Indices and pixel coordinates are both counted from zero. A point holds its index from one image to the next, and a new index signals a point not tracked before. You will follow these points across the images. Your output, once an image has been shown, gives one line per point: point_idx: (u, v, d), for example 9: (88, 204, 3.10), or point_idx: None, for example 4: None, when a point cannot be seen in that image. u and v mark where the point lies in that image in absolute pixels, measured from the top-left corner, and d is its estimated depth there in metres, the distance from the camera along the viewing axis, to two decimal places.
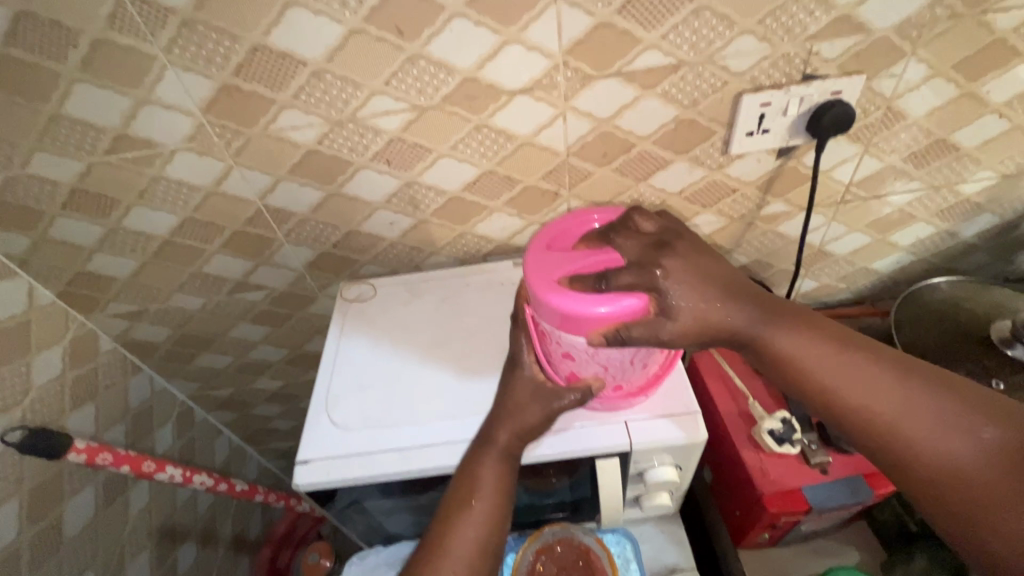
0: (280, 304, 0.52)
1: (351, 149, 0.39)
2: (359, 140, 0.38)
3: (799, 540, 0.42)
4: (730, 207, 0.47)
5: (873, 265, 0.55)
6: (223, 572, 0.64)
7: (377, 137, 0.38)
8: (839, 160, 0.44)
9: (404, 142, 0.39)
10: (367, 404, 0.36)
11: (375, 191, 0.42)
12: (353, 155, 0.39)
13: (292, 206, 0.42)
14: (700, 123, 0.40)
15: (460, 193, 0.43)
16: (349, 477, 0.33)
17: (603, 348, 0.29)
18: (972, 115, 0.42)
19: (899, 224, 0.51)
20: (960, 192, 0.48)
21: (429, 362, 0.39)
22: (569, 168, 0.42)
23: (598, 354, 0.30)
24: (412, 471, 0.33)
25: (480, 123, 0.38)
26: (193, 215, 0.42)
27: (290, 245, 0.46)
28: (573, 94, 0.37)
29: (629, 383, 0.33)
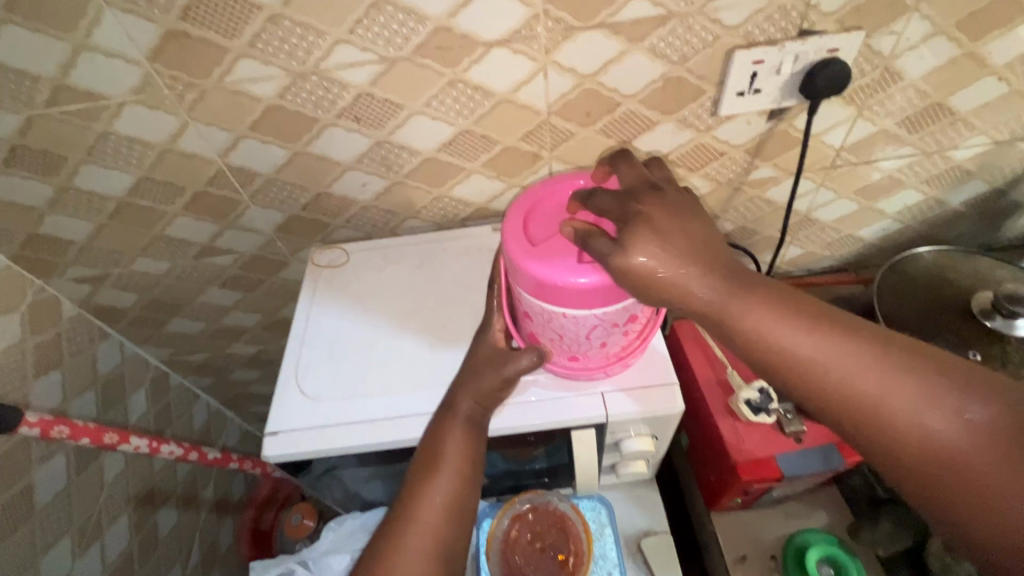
0: (250, 269, 0.50)
1: (316, 104, 0.36)
2: (325, 95, 0.36)
3: (770, 502, 0.43)
4: (716, 172, 0.45)
5: (859, 233, 0.54)
6: (206, 533, 0.65)
7: (343, 92, 0.36)
8: (832, 123, 0.42)
9: (374, 97, 0.36)
10: (337, 375, 0.35)
11: (345, 150, 0.39)
12: (319, 111, 0.37)
13: (257, 166, 0.40)
14: (690, 81, 0.38)
15: (436, 153, 0.40)
16: (319, 449, 0.33)
17: (558, 315, 0.28)
18: (971, 77, 0.40)
19: (888, 191, 0.49)
20: (951, 158, 0.47)
21: (403, 331, 0.37)
22: (550, 129, 0.39)
23: (554, 321, 0.29)
24: (383, 442, 0.33)
25: (454, 78, 0.35)
26: (150, 175, 0.40)
27: (257, 207, 0.43)
28: (554, 47, 0.34)
29: (587, 356, 0.32)
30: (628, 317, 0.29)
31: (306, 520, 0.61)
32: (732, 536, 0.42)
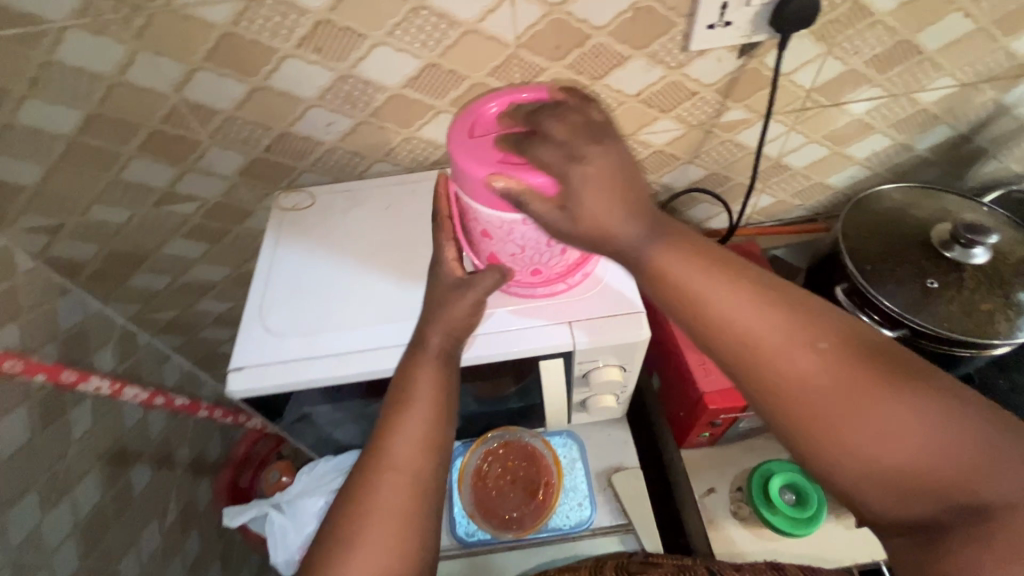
0: (215, 218, 0.48)
1: (273, 32, 0.35)
2: (282, 21, 0.34)
3: (737, 438, 0.44)
4: (688, 113, 0.45)
5: (828, 180, 0.55)
6: (182, 492, 0.64)
7: (301, 19, 0.34)
8: (801, 61, 0.42)
9: (334, 25, 0.35)
10: (303, 311, 0.35)
11: (307, 85, 0.38)
12: (276, 40, 0.35)
13: (214, 101, 0.38)
14: (659, 12, 0.37)
15: (402, 89, 0.39)
16: (285, 382, 0.32)
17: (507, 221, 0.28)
18: (938, 12, 0.40)
19: (857, 135, 0.50)
20: (918, 101, 0.47)
21: (370, 269, 0.37)
22: (518, 63, 0.39)
23: (507, 230, 0.29)
24: (350, 374, 0.33)
25: (418, 4, 0.34)
26: (100, 110, 0.38)
27: (217, 148, 0.42)
28: None
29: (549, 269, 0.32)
30: None
31: (283, 477, 0.61)
32: (701, 471, 0.43)
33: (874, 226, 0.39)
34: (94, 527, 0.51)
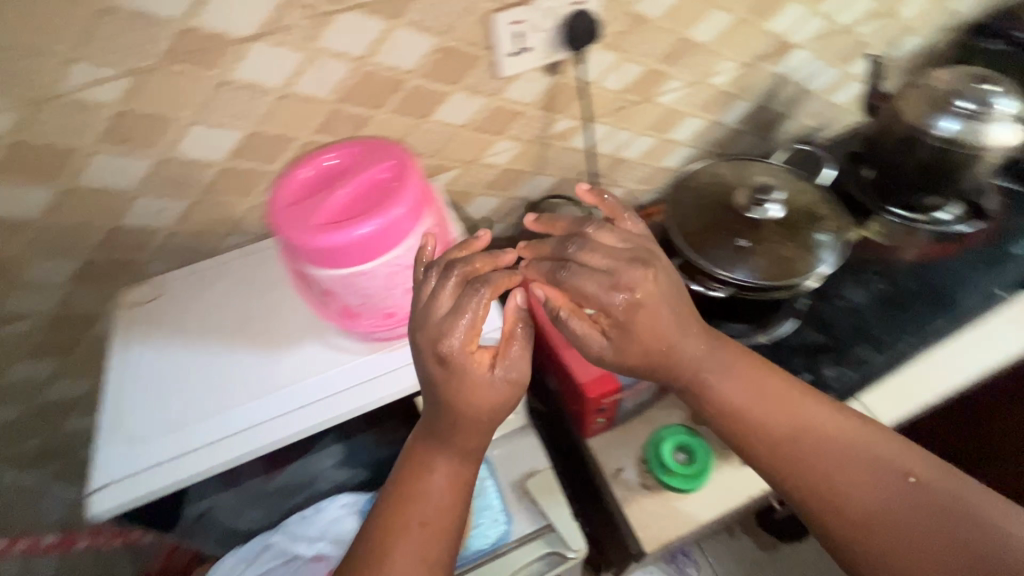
0: (56, 332, 0.44)
1: (70, 131, 0.33)
2: (75, 119, 0.33)
3: (631, 414, 0.47)
4: (521, 131, 0.48)
5: (665, 164, 0.60)
6: None
7: (96, 114, 0.33)
8: (605, 69, 0.47)
9: (134, 114, 0.34)
10: (166, 408, 0.33)
11: (122, 176, 0.37)
12: (73, 138, 0.34)
13: (19, 213, 0.36)
14: (462, 49, 0.40)
15: (230, 162, 0.39)
16: (155, 488, 0.31)
17: (348, 276, 0.30)
18: (702, 9, 0.47)
19: (674, 121, 0.56)
20: (713, 84, 0.54)
21: (235, 346, 0.36)
22: (345, 118, 0.40)
23: (352, 283, 0.30)
24: (227, 460, 0.32)
25: (217, 80, 0.34)
26: None
27: (38, 261, 0.39)
28: (316, 36, 0.35)
29: (403, 309, 0.34)
30: (424, 255, 0.32)
31: None
32: (604, 457, 0.46)
33: (693, 201, 0.44)
34: None
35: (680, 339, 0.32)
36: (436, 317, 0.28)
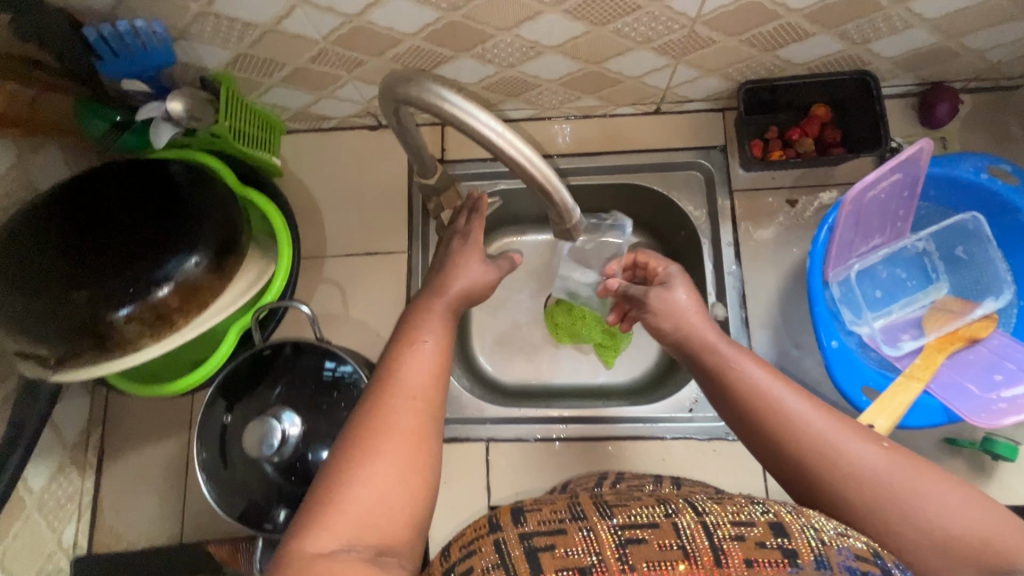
0: (252, 70, 1.14)
1: (341, 65, 1.14)
2: (318, 82, 1.20)
3: (348, 145, 1.41)
4: (344, 98, 1.28)
5: (311, 83, 1.20)
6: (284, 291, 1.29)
7: (315, 98, 1.27)
8: (311, 101, 1.29)
9: (249, 59, 1.10)
10: (127, 68, 1.03)
11: (301, 97, 1.26)
12: (324, 66, 1.13)
13: (291, 97, 1.26)
14: (309, 62, 1.12)
15: (292, 86, 1.21)
16: (132, 69, 1.04)
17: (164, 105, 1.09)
18: (327, 73, 1.17)
19: (324, 104, 1.30)
20: (318, 76, 1.17)
21: (196, 102, 1.09)
22: (325, 100, 1.28)
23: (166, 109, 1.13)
24: (129, 63, 1.02)
25: (319, 94, 1.25)
26: (250, 58, 1.10)
27: (272, 88, 1.21)
28: (322, 97, 1.27)
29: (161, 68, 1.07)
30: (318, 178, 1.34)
31: (220, 197, 1.05)
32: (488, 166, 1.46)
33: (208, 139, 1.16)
34: (328, 285, 1.34)
35: (713, 143, 1.33)
36: (561, 123, 1.35)
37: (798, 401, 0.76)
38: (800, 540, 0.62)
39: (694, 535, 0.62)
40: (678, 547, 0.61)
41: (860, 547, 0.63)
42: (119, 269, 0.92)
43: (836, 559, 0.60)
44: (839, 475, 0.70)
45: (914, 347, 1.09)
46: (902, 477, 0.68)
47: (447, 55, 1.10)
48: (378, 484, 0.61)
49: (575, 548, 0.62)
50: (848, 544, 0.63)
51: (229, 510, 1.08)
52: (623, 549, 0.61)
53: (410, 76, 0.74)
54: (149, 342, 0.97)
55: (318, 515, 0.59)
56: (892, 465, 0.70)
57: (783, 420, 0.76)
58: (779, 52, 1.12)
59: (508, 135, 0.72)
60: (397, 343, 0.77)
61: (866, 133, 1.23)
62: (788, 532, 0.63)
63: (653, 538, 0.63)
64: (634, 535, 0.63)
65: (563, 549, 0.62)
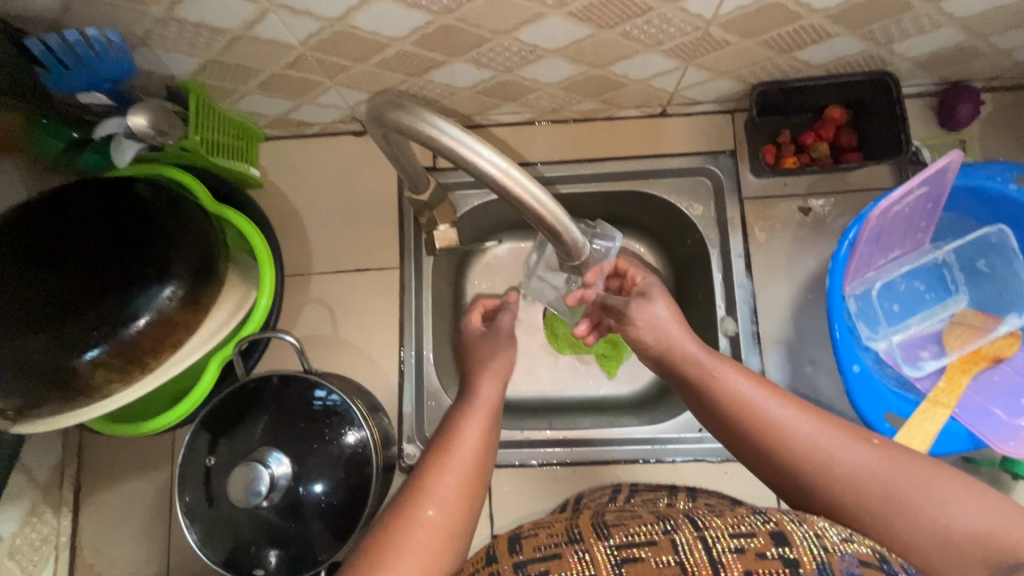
0: (223, 77, 1.03)
1: (321, 71, 1.04)
2: (297, 89, 1.10)
3: (332, 153, 1.31)
4: (325, 104, 1.18)
5: (289, 90, 1.10)
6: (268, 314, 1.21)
7: (293, 105, 1.17)
8: (290, 108, 1.18)
9: (218, 66, 1.00)
10: (78, 81, 0.92)
11: (278, 104, 1.16)
12: (302, 72, 1.03)
13: (268, 104, 1.16)
14: (285, 68, 1.02)
15: (268, 93, 1.11)
16: (84, 82, 0.93)
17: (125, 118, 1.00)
18: (306, 80, 1.07)
19: (304, 111, 1.20)
20: (296, 83, 1.07)
21: (160, 114, 0.99)
22: (305, 107, 1.18)
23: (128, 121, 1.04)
24: (80, 76, 0.91)
25: (298, 101, 1.15)
26: (220, 64, 0.99)
27: (246, 95, 1.11)
28: (302, 103, 1.17)
29: (116, 78, 0.95)
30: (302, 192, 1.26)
31: (193, 215, 0.95)
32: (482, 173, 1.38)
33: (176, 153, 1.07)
34: (315, 306, 1.26)
35: (721, 148, 1.26)
36: (559, 128, 1.28)
37: (784, 407, 0.78)
38: (802, 548, 0.60)
39: (691, 549, 0.61)
40: (675, 562, 0.60)
41: (864, 553, 0.62)
42: (79, 309, 0.83)
43: (840, 566, 0.58)
44: (831, 476, 0.72)
45: (936, 368, 1.04)
46: (889, 471, 0.71)
47: (438, 60, 1.01)
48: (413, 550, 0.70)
49: (570, 570, 0.61)
50: (852, 550, 0.61)
51: (214, 552, 1.03)
52: (619, 568, 0.61)
53: (399, 102, 0.66)
54: (118, 386, 0.89)
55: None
56: (881, 462, 0.72)
57: (773, 430, 0.76)
58: (795, 54, 1.04)
59: (515, 171, 0.64)
60: (433, 454, 0.83)
61: (883, 136, 1.16)
62: (789, 541, 0.62)
63: (649, 555, 0.62)
64: (630, 555, 0.62)
65: (558, 572, 0.61)
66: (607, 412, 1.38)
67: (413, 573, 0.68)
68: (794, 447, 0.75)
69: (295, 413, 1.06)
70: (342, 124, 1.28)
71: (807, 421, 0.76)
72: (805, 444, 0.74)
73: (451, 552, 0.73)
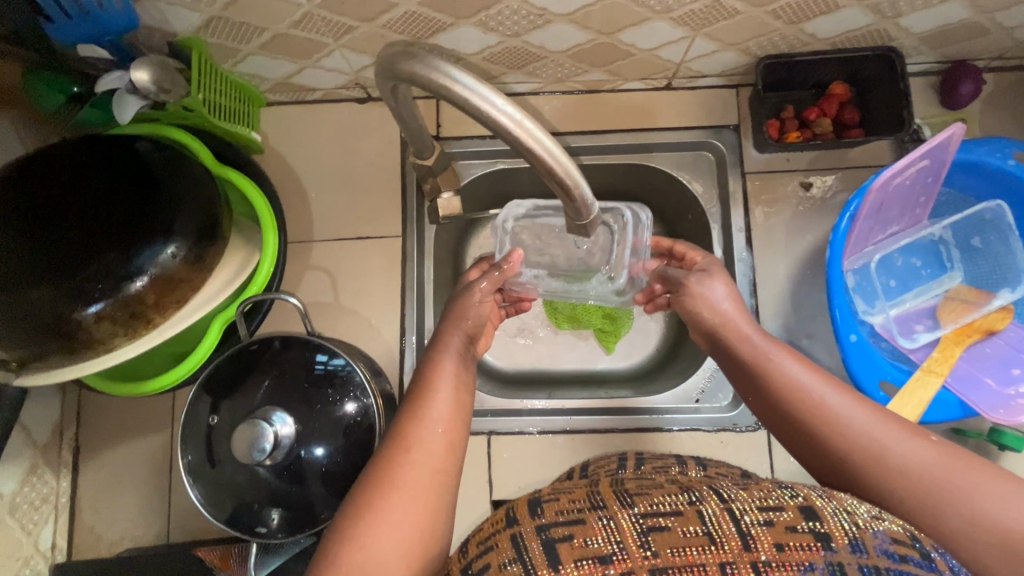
0: (227, 35, 1.02)
1: (326, 32, 1.02)
2: (301, 50, 1.09)
3: (334, 120, 1.30)
4: (329, 68, 1.16)
5: (293, 51, 1.09)
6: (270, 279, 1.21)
7: (297, 68, 1.16)
8: (294, 71, 1.17)
9: (223, 24, 0.99)
10: (80, 31, 0.92)
11: (282, 66, 1.15)
12: (306, 31, 1.02)
13: (271, 66, 1.15)
14: (291, 28, 1.01)
15: (273, 54, 1.10)
16: (86, 33, 0.93)
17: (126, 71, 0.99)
18: (311, 41, 1.06)
19: (308, 75, 1.19)
20: (301, 43, 1.06)
21: (160, 68, 0.98)
22: (308, 70, 1.17)
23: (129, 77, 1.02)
24: (83, 27, 0.91)
25: (302, 64, 1.14)
26: (225, 21, 0.98)
27: (249, 56, 1.09)
28: (306, 66, 1.15)
29: (119, 31, 0.96)
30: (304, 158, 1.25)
31: (200, 177, 0.95)
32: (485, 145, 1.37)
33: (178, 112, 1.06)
34: (317, 273, 1.26)
35: (725, 123, 1.26)
36: (564, 98, 1.27)
37: (843, 398, 0.80)
38: (832, 524, 0.62)
39: (719, 521, 0.63)
40: (703, 532, 0.62)
41: (896, 531, 0.64)
42: (82, 263, 0.82)
43: (872, 543, 0.60)
44: (882, 468, 0.74)
45: (929, 339, 1.06)
46: (940, 469, 0.73)
47: (446, 22, 1.00)
48: (403, 520, 0.72)
49: (594, 538, 0.63)
50: (882, 527, 0.64)
51: (217, 512, 1.03)
52: (645, 538, 0.62)
53: (411, 51, 0.66)
54: (122, 340, 0.89)
55: (339, 549, 0.70)
56: (935, 459, 0.74)
57: (822, 414, 0.79)
58: (803, 26, 1.05)
59: (528, 123, 0.64)
60: (401, 431, 0.81)
61: (885, 113, 1.17)
62: (819, 516, 0.64)
63: (677, 525, 0.64)
64: (656, 524, 0.64)
65: (583, 540, 0.62)
66: (605, 385, 1.39)
67: (408, 533, 0.71)
68: (852, 436, 0.77)
69: (298, 375, 1.06)
70: (344, 91, 1.27)
71: (866, 413, 0.78)
72: (864, 434, 0.76)
73: (439, 523, 0.75)
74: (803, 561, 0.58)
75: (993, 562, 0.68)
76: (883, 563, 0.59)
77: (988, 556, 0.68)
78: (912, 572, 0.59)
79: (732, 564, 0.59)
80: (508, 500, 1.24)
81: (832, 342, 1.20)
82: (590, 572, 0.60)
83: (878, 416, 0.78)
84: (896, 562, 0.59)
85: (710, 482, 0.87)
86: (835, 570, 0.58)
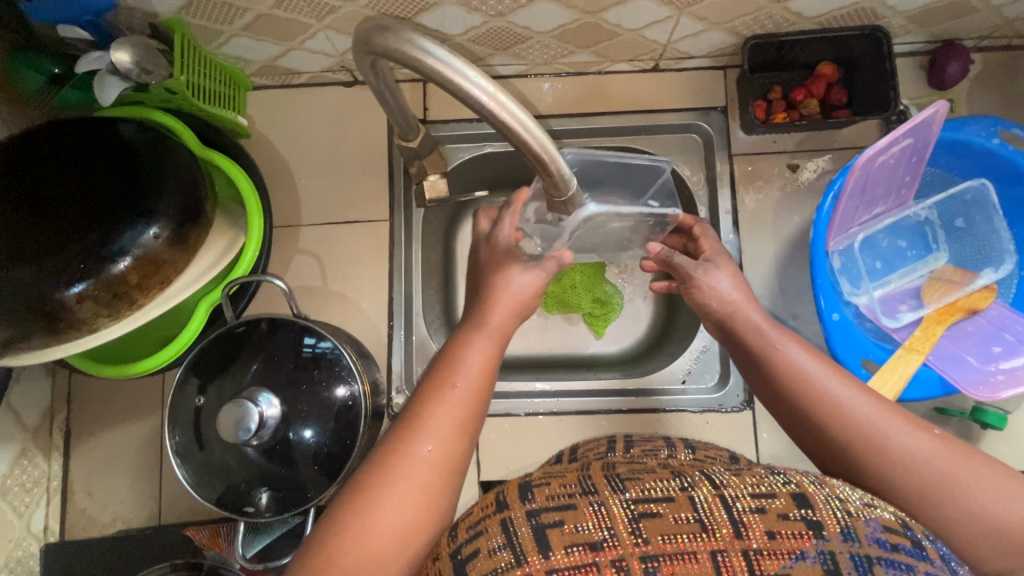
0: (209, 16, 1.01)
1: (309, 12, 1.02)
2: (285, 32, 1.08)
3: (320, 103, 1.29)
4: (313, 50, 1.16)
5: (276, 32, 1.08)
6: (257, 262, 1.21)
7: (282, 50, 1.15)
8: (279, 54, 1.16)
9: (204, 5, 0.98)
10: (57, 8, 0.92)
11: (266, 49, 1.14)
12: (288, 12, 1.01)
13: (255, 48, 1.14)
14: (274, 9, 1.00)
15: (256, 37, 1.09)
16: (64, 11, 0.93)
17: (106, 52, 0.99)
18: (294, 22, 1.05)
19: (292, 58, 1.18)
20: (284, 25, 1.05)
21: (141, 49, 0.98)
22: (292, 53, 1.16)
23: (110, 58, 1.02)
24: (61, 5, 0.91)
25: (286, 46, 1.13)
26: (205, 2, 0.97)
27: (232, 38, 1.08)
28: (289, 49, 1.15)
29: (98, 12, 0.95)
30: None
31: (188, 164, 0.94)
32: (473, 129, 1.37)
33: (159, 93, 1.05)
34: (304, 256, 1.26)
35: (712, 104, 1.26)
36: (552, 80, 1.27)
37: (850, 391, 0.80)
38: (825, 512, 0.63)
39: (710, 508, 0.64)
40: (694, 519, 0.63)
41: (889, 519, 0.65)
42: (64, 244, 0.83)
43: (864, 531, 0.61)
44: (884, 460, 0.75)
45: (913, 318, 1.07)
46: (944, 465, 0.73)
47: (429, 2, 0.99)
48: (403, 512, 0.72)
49: (586, 524, 0.63)
50: (875, 515, 0.65)
51: (207, 493, 1.04)
52: (637, 524, 0.63)
53: (389, 25, 0.65)
54: (106, 320, 0.90)
55: (334, 543, 0.70)
56: (939, 456, 0.74)
57: (830, 405, 0.80)
58: (789, 4, 1.04)
59: (503, 96, 0.64)
60: (419, 412, 0.80)
61: (871, 93, 1.17)
62: (812, 503, 0.64)
63: (668, 511, 0.64)
64: (648, 510, 0.64)
65: (573, 526, 0.63)
66: (594, 367, 1.39)
67: (408, 518, 0.72)
68: (856, 426, 0.78)
69: (286, 358, 1.07)
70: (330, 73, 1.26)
71: (871, 407, 0.79)
72: (869, 427, 0.77)
73: (438, 508, 0.75)
74: (794, 550, 0.60)
75: (960, 526, 0.70)
76: (875, 552, 0.60)
77: (956, 523, 0.70)
78: (902, 561, 0.60)
79: (723, 552, 0.61)
80: (497, 481, 1.25)
81: (817, 323, 1.20)
82: (580, 558, 0.60)
83: (884, 411, 0.79)
84: (888, 551, 0.60)
85: (700, 466, 0.88)
86: (827, 559, 0.59)
